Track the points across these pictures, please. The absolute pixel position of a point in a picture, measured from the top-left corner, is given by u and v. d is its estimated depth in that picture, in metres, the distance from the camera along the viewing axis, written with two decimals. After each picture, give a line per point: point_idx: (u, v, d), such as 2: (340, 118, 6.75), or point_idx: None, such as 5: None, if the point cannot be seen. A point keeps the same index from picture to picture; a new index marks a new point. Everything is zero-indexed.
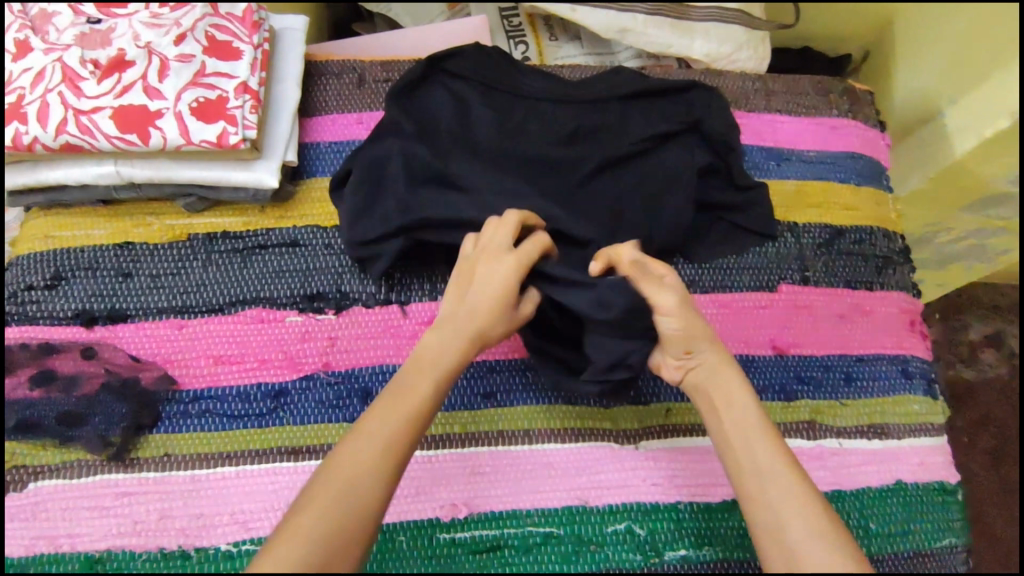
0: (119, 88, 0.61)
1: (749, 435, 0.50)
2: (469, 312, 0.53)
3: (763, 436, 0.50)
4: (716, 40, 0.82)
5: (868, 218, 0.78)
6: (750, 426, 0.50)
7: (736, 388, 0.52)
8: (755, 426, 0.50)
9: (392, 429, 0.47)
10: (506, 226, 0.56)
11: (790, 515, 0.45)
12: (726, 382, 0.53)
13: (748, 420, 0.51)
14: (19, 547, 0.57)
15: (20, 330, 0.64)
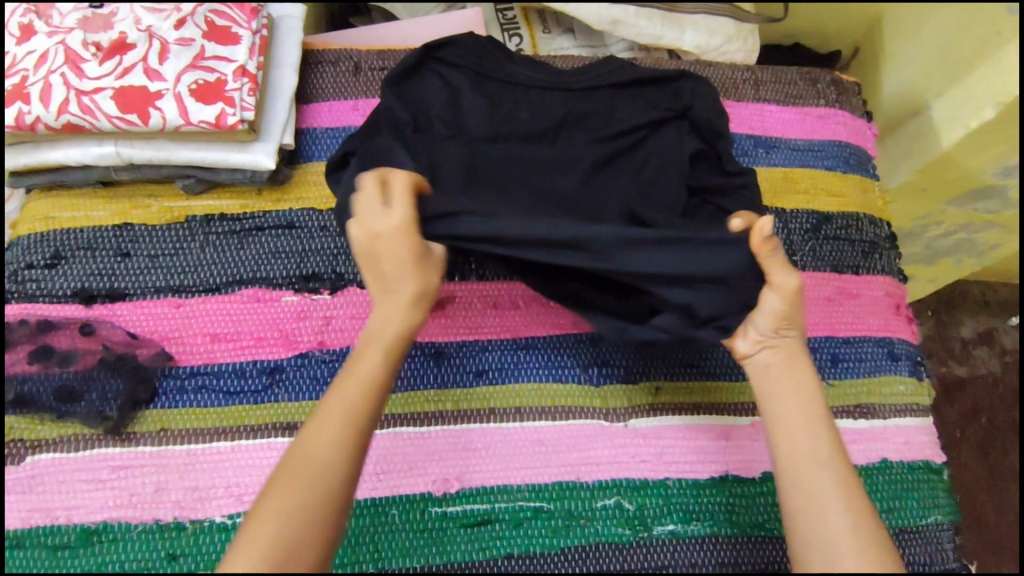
0: (120, 69, 0.63)
1: (810, 427, 0.53)
2: (396, 274, 0.54)
3: (821, 430, 0.53)
4: (706, 31, 0.84)
5: (855, 204, 0.79)
6: (811, 419, 0.53)
7: (805, 383, 0.55)
8: (815, 420, 0.53)
9: (355, 414, 0.49)
10: (371, 188, 0.54)
11: (831, 507, 0.49)
12: (798, 375, 0.55)
13: (809, 414, 0.53)
14: (15, 519, 0.58)
15: (19, 308, 0.65)
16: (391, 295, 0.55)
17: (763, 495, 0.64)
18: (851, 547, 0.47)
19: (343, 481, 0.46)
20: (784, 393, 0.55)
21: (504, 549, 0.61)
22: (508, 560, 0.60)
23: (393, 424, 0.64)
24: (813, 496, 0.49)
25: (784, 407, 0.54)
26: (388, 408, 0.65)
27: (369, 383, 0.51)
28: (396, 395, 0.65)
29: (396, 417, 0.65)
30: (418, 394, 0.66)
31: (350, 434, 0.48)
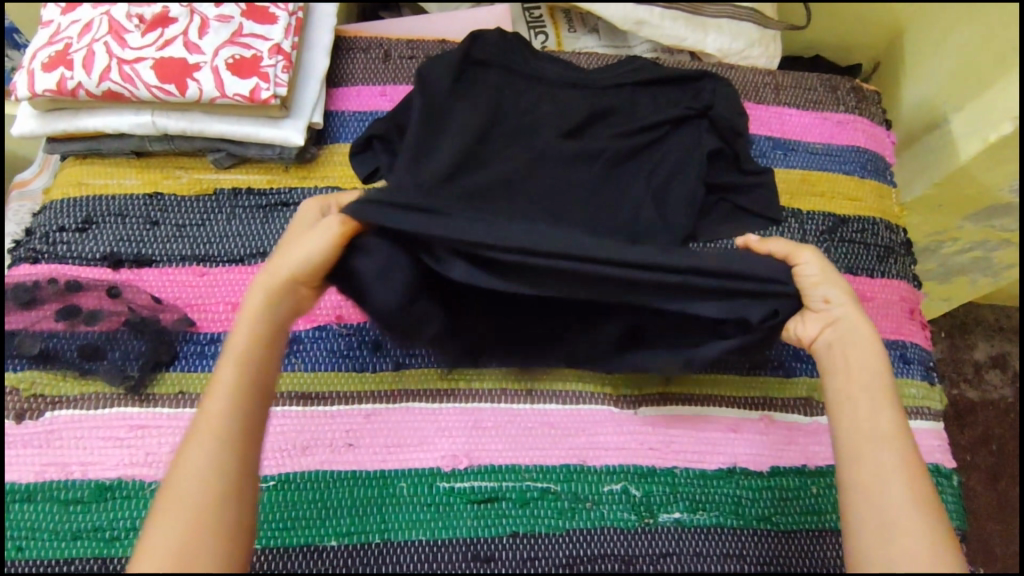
0: (161, 41, 0.66)
1: (874, 395, 0.52)
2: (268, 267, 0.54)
3: (885, 399, 0.52)
4: (729, 35, 0.85)
5: (870, 209, 0.79)
6: (874, 388, 0.52)
7: (869, 350, 0.54)
8: (878, 388, 0.52)
9: (216, 421, 0.48)
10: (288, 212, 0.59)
11: (894, 476, 0.48)
12: (863, 342, 0.54)
13: (874, 382, 0.53)
14: (30, 473, 0.59)
15: (49, 268, 0.67)
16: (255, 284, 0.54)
17: (771, 488, 0.64)
18: (916, 517, 0.47)
19: (222, 480, 0.46)
20: (850, 360, 0.54)
21: (509, 527, 0.61)
22: (511, 538, 0.61)
23: (406, 400, 0.65)
24: (879, 465, 0.49)
25: (851, 373, 0.53)
26: (402, 383, 0.66)
27: (231, 386, 0.49)
28: (410, 371, 0.66)
29: (408, 393, 0.65)
30: (431, 370, 0.67)
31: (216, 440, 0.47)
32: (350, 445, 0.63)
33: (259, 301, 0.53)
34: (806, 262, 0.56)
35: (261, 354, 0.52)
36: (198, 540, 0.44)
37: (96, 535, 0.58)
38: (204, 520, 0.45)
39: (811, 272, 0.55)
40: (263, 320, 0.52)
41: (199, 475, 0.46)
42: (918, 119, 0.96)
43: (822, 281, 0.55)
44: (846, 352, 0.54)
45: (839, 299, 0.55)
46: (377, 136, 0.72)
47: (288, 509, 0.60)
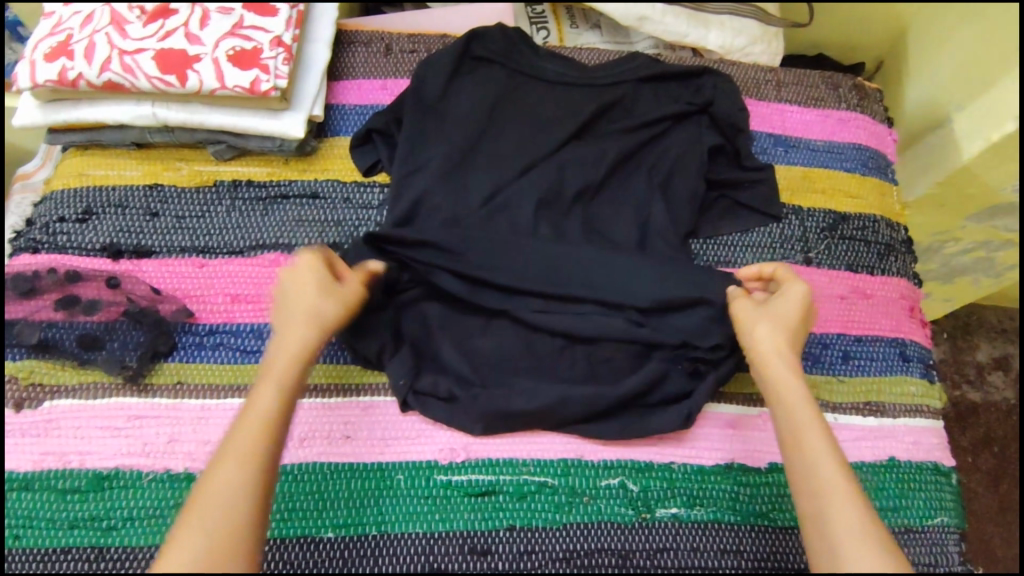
0: (163, 33, 0.64)
1: (809, 430, 0.54)
2: (300, 311, 0.57)
3: (818, 431, 0.54)
4: (730, 32, 0.84)
5: (871, 207, 0.79)
6: (807, 423, 0.54)
7: (798, 387, 0.57)
8: (810, 422, 0.54)
9: (254, 446, 0.50)
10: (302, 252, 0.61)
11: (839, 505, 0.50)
12: (789, 378, 0.57)
13: (807, 416, 0.55)
14: (29, 462, 0.59)
15: (49, 258, 0.67)
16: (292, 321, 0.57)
17: (769, 485, 0.64)
18: (858, 542, 0.48)
19: (255, 501, 0.48)
20: (784, 397, 0.56)
21: (506, 521, 0.61)
22: (508, 532, 0.61)
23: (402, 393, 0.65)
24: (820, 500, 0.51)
25: (789, 411, 0.55)
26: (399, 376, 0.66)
27: (267, 415, 0.52)
28: None
29: None
30: None
31: (249, 461, 0.49)
32: (348, 438, 0.63)
33: (298, 342, 0.56)
34: (742, 310, 0.62)
35: (295, 391, 0.55)
36: (233, 552, 0.46)
37: (93, 525, 0.58)
38: (237, 532, 0.47)
39: (747, 316, 0.61)
40: (298, 358, 0.56)
41: (234, 494, 0.48)
42: (922, 119, 0.96)
43: (760, 321, 0.60)
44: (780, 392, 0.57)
45: (769, 341, 0.59)
46: (377, 128, 0.73)
47: (285, 501, 0.60)
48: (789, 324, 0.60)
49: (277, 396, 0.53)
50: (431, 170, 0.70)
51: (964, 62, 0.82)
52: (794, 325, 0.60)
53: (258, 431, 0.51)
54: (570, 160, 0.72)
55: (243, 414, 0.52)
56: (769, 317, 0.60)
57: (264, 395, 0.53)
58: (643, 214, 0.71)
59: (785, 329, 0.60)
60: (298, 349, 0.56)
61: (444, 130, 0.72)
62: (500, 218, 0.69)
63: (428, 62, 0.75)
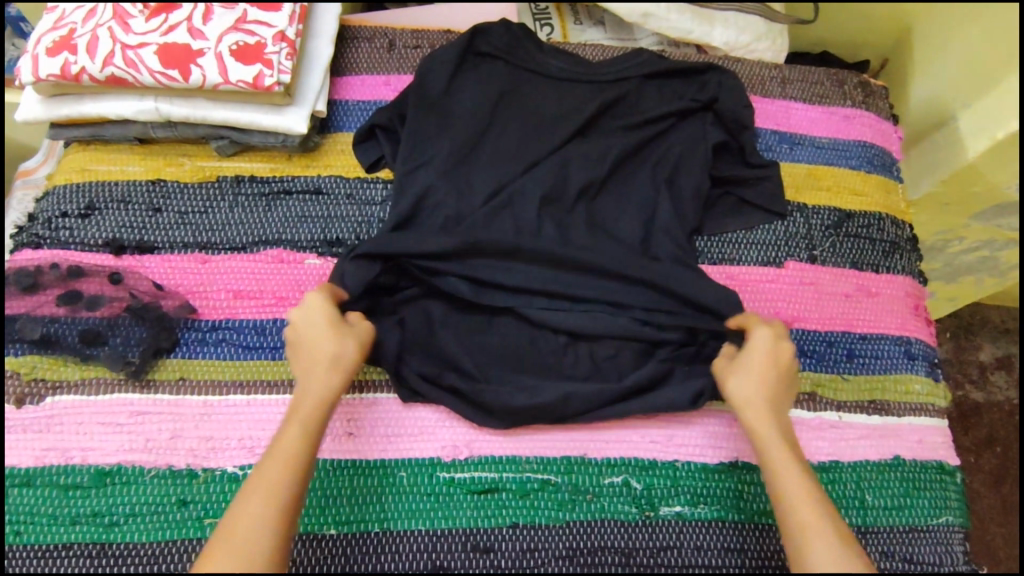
0: (165, 27, 0.65)
1: (786, 481, 0.53)
2: (320, 357, 0.57)
3: (796, 482, 0.52)
4: (734, 29, 0.83)
5: (876, 204, 0.79)
6: (783, 472, 0.53)
7: (773, 436, 0.55)
8: (788, 471, 0.53)
9: (280, 495, 0.49)
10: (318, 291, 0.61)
11: (816, 554, 0.48)
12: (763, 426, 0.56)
13: (783, 466, 0.54)
14: (31, 457, 0.59)
15: (51, 253, 0.67)
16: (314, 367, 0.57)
17: None
18: None
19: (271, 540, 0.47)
20: (761, 447, 0.55)
21: (508, 518, 0.61)
22: (511, 529, 0.61)
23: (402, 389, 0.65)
24: (799, 553, 0.49)
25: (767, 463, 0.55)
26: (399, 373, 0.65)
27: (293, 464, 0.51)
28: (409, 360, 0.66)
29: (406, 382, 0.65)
30: None
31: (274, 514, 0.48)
32: (352, 435, 0.63)
33: (321, 391, 0.55)
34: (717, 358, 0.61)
35: (316, 439, 0.54)
36: None
37: (94, 521, 0.58)
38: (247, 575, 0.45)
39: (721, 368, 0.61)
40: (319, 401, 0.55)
41: (255, 542, 0.47)
42: (928, 118, 0.94)
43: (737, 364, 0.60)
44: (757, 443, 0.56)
45: (738, 390, 0.58)
46: (380, 125, 0.72)
47: None
48: (760, 368, 0.59)
49: (301, 446, 0.52)
50: (434, 166, 0.70)
51: (975, 53, 0.81)
52: (764, 368, 0.59)
53: (285, 482, 0.50)
54: (574, 157, 0.72)
55: (265, 463, 0.51)
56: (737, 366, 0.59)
57: (288, 445, 0.52)
58: (648, 211, 0.71)
59: (753, 373, 0.58)
60: (319, 397, 0.55)
61: (448, 127, 0.72)
62: (504, 214, 0.69)
63: (430, 58, 0.75)
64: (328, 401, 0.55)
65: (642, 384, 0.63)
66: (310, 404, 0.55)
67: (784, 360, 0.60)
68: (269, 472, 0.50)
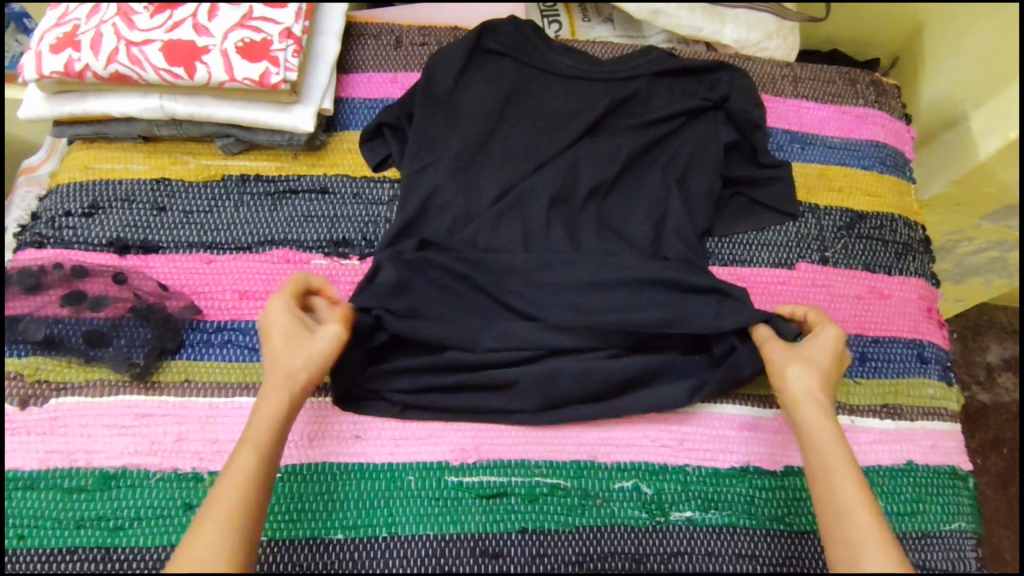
0: (170, 24, 0.65)
1: (845, 481, 0.52)
2: (280, 366, 0.56)
3: (855, 484, 0.52)
4: (746, 27, 0.82)
5: (889, 205, 0.78)
6: (844, 472, 0.53)
7: (834, 436, 0.55)
8: (846, 472, 0.53)
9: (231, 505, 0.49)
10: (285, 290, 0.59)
11: (869, 558, 0.48)
12: (824, 424, 0.56)
13: (842, 464, 0.53)
14: (35, 460, 0.59)
15: (54, 252, 0.66)
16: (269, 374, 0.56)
17: (785, 488, 0.63)
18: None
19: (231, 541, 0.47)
20: (820, 445, 0.54)
21: (517, 523, 0.60)
22: (520, 534, 0.60)
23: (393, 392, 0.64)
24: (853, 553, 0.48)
25: (824, 460, 0.54)
26: None
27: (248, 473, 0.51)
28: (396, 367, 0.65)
29: None
30: None
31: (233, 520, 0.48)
32: (359, 438, 0.62)
33: (276, 400, 0.55)
34: (775, 351, 0.61)
35: (276, 444, 0.53)
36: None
37: (99, 524, 0.57)
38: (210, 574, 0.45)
39: (775, 359, 0.60)
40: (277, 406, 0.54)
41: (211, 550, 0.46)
42: (935, 119, 0.91)
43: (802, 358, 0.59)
44: (815, 440, 0.55)
45: (800, 384, 0.57)
46: (387, 123, 0.72)
47: (294, 501, 0.59)
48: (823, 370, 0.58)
49: (259, 453, 0.52)
50: (442, 165, 0.69)
51: (995, 43, 0.79)
52: (827, 368, 0.58)
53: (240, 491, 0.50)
54: (584, 156, 0.71)
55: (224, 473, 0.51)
56: (803, 357, 0.59)
57: (246, 452, 0.52)
58: (659, 211, 0.70)
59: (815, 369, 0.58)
60: (280, 406, 0.54)
61: (455, 125, 0.71)
62: (513, 214, 0.68)
63: (437, 55, 0.74)
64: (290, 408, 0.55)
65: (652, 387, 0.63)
66: (268, 413, 0.54)
67: (841, 365, 0.60)
68: (227, 483, 0.50)
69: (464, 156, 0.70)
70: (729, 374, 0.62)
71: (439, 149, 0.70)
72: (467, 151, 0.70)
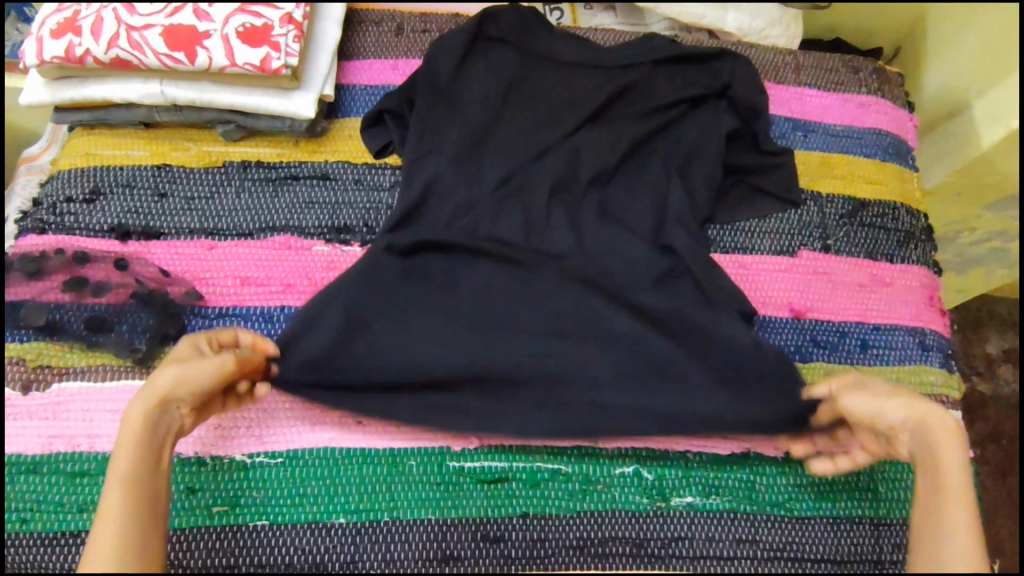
0: (171, 8, 0.64)
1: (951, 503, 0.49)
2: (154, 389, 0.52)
3: (963, 499, 0.49)
4: (749, 15, 0.81)
5: (892, 193, 0.78)
6: (953, 487, 0.49)
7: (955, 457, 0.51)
8: (957, 499, 0.49)
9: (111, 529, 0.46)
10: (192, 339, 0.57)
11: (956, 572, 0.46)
12: (945, 432, 0.52)
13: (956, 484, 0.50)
14: (38, 444, 0.59)
15: (55, 238, 0.66)
16: (137, 401, 0.52)
17: (785, 474, 0.63)
18: None
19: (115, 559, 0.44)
20: (934, 468, 0.51)
21: (518, 508, 0.60)
22: (521, 519, 0.60)
23: None
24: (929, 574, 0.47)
25: (932, 465, 0.51)
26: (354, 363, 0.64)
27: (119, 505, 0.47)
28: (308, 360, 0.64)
29: None
30: None
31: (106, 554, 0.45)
32: (360, 423, 0.62)
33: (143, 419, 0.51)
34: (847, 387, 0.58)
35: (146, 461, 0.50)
36: None
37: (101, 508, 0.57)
38: None
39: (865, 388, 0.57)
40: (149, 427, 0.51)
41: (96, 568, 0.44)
42: (939, 107, 0.90)
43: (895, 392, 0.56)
44: (931, 445, 0.52)
45: (905, 412, 0.54)
46: (389, 110, 0.72)
47: (296, 486, 0.60)
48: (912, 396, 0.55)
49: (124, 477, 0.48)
50: (443, 152, 0.69)
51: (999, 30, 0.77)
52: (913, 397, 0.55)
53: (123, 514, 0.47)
54: (585, 144, 0.71)
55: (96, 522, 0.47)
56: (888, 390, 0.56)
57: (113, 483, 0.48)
58: (660, 200, 0.70)
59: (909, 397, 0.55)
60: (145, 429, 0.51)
61: (457, 112, 0.71)
62: (515, 201, 0.68)
63: (438, 40, 0.74)
64: (150, 441, 0.51)
65: (653, 374, 0.63)
66: (134, 437, 0.50)
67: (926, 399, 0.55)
68: (104, 527, 0.46)
69: (465, 142, 0.69)
70: (732, 360, 0.62)
71: (441, 135, 0.70)
72: (468, 138, 0.70)
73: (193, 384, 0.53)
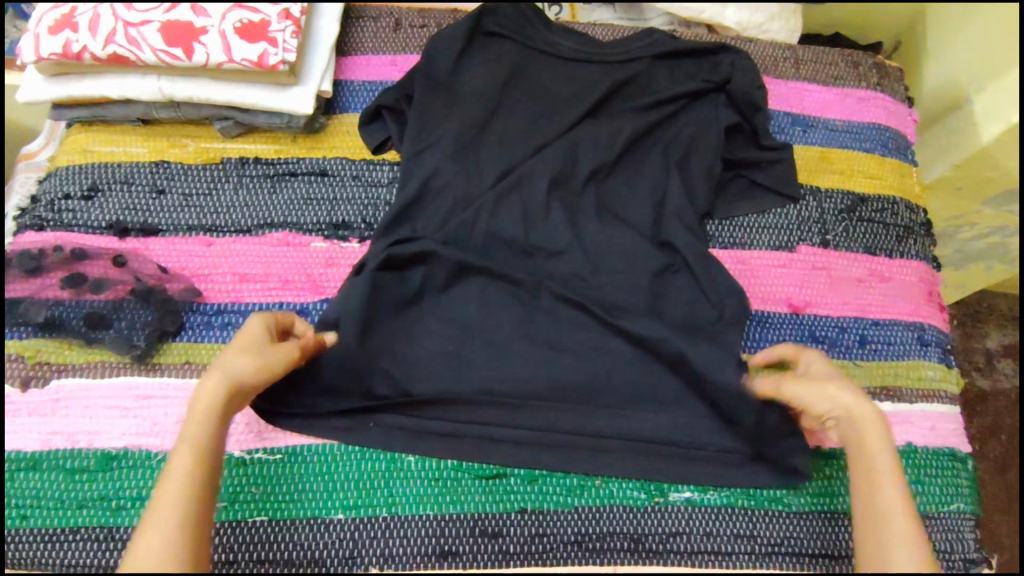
0: (168, 4, 0.64)
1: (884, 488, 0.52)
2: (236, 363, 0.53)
3: (895, 485, 0.52)
4: (748, 9, 0.79)
5: (891, 188, 0.77)
6: (884, 472, 0.52)
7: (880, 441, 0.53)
8: (887, 481, 0.52)
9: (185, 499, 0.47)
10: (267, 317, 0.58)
11: (903, 557, 0.48)
12: (868, 414, 0.54)
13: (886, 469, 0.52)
14: (37, 441, 0.59)
15: (54, 235, 0.66)
16: (207, 378, 0.52)
17: None
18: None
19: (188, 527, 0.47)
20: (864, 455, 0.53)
21: (517, 503, 0.61)
22: (520, 515, 0.60)
23: None
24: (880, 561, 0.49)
25: (857, 452, 0.54)
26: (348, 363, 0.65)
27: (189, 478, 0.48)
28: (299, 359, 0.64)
29: None
30: None
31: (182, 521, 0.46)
32: None
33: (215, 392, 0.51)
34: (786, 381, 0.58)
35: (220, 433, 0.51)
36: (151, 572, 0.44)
37: (101, 505, 0.57)
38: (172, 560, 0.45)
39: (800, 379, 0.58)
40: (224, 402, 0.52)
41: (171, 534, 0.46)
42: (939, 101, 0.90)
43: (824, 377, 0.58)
44: (856, 429, 0.54)
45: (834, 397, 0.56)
46: (387, 105, 0.72)
47: (296, 482, 0.60)
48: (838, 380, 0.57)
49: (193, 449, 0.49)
50: (441, 148, 0.69)
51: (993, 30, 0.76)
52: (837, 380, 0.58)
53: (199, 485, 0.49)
54: (583, 139, 0.71)
55: (164, 480, 0.48)
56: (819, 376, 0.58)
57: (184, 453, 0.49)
58: (658, 195, 0.70)
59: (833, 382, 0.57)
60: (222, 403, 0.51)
61: (454, 108, 0.71)
62: (514, 197, 0.68)
63: (435, 36, 0.74)
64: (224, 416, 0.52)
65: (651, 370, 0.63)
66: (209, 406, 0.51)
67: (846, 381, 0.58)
68: (173, 494, 0.47)
69: (463, 138, 0.69)
70: (736, 375, 0.61)
71: (438, 131, 0.70)
72: (466, 134, 0.70)
73: (266, 368, 0.54)
